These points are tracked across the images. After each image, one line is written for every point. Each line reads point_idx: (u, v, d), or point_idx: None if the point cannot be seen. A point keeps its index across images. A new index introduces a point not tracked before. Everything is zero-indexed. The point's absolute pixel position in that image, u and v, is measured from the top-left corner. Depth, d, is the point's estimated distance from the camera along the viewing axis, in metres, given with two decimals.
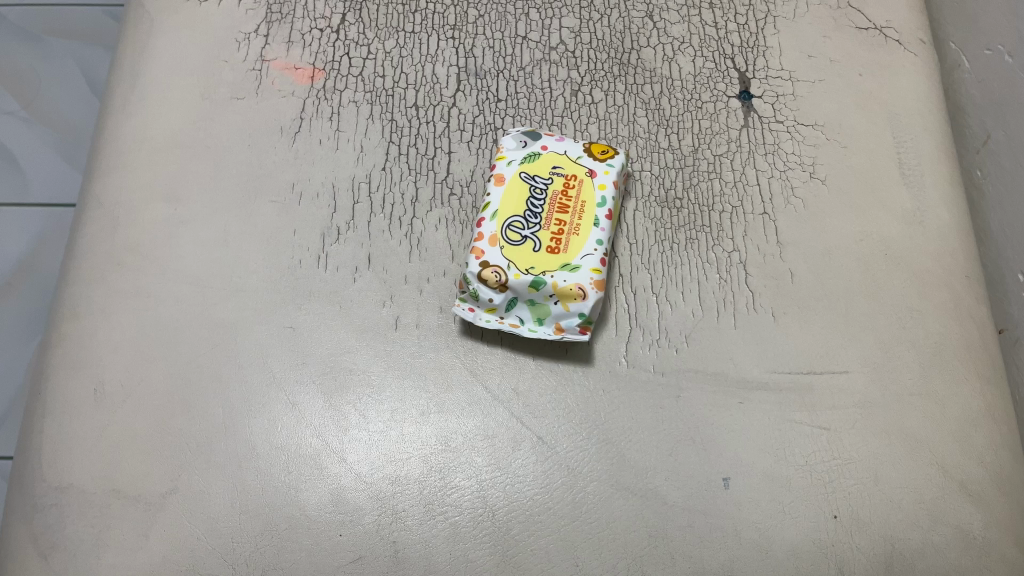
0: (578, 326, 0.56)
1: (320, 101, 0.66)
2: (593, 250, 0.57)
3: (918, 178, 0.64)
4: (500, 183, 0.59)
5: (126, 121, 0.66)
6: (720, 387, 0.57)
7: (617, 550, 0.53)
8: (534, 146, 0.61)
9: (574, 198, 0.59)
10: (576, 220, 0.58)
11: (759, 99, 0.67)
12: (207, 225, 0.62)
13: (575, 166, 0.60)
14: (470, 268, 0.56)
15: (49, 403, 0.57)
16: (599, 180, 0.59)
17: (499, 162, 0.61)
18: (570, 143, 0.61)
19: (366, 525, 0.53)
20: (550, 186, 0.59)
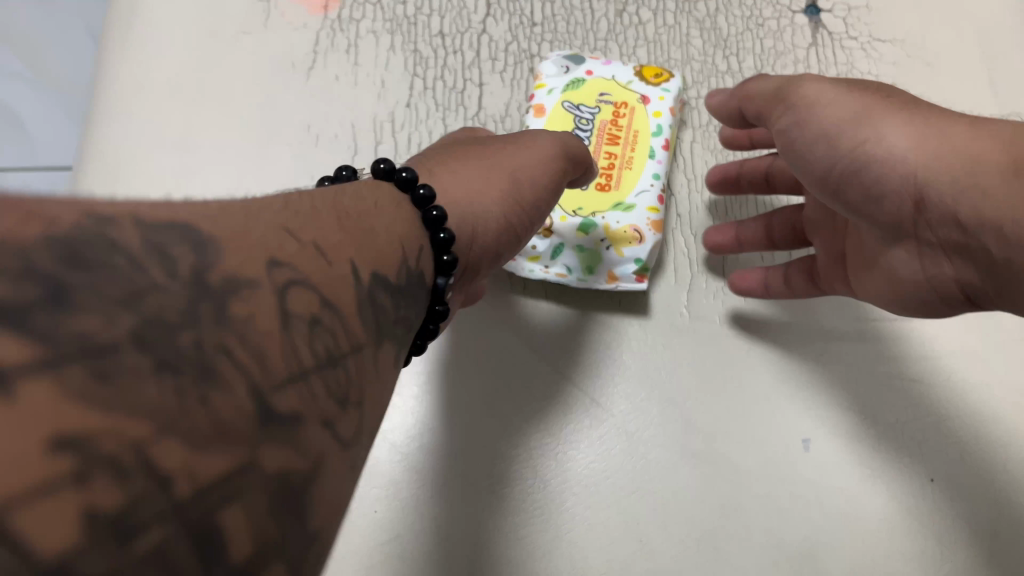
0: (634, 274, 0.49)
1: (335, 32, 0.59)
2: (648, 187, 0.51)
3: (1014, 97, 0.57)
4: (541, 115, 0.53)
5: (122, 58, 0.59)
6: (793, 341, 0.51)
7: (686, 523, 0.47)
8: (576, 72, 0.54)
9: (624, 129, 0.52)
10: (626, 154, 0.51)
11: (829, 13, 0.60)
12: (218, 174, 0.56)
13: (624, 94, 0.53)
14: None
15: None
16: (653, 107, 0.52)
17: (537, 91, 0.54)
18: (617, 67, 0.54)
19: (403, 500, 0.47)
20: (597, 116, 0.52)
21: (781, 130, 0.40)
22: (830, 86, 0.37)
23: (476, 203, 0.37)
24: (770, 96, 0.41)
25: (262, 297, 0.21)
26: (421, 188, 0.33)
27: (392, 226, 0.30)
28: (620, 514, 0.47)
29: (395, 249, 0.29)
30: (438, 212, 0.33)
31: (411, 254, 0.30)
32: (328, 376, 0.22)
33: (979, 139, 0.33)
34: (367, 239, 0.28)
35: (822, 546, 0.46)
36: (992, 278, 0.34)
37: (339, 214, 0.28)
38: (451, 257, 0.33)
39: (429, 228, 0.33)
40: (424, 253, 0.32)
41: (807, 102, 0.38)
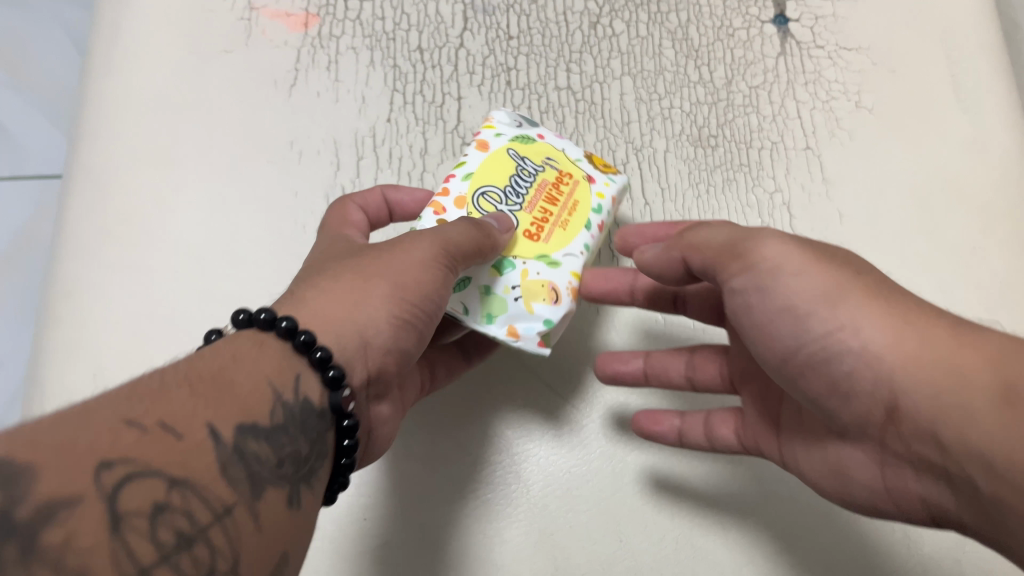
0: (538, 336, 0.42)
1: (316, 49, 0.61)
2: (575, 256, 0.44)
3: (976, 102, 0.59)
4: (482, 149, 0.46)
5: (108, 77, 0.60)
6: (765, 497, 0.49)
7: (664, 522, 0.49)
8: (529, 129, 0.48)
9: (568, 193, 0.46)
10: (562, 216, 0.45)
11: (797, 23, 0.61)
12: (204, 191, 0.58)
13: (574, 165, 0.47)
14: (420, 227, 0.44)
15: (44, 388, 0.52)
16: (596, 188, 0.47)
17: (488, 129, 0.47)
18: (571, 141, 0.49)
19: (390, 507, 0.48)
20: (541, 174, 0.46)
21: (733, 290, 0.39)
22: (790, 254, 0.37)
23: (359, 318, 0.37)
24: (722, 249, 0.39)
25: (85, 511, 0.24)
26: (284, 319, 0.34)
27: (263, 366, 0.33)
28: (607, 524, 0.48)
29: (265, 394, 0.32)
30: (305, 336, 0.34)
31: (283, 390, 0.33)
32: (184, 558, 0.26)
33: (884, 318, 0.34)
34: (235, 392, 0.31)
35: (794, 541, 0.48)
36: (971, 507, 0.33)
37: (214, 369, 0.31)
38: (337, 371, 0.35)
39: (307, 358, 0.34)
40: (304, 381, 0.34)
41: (772, 267, 0.37)
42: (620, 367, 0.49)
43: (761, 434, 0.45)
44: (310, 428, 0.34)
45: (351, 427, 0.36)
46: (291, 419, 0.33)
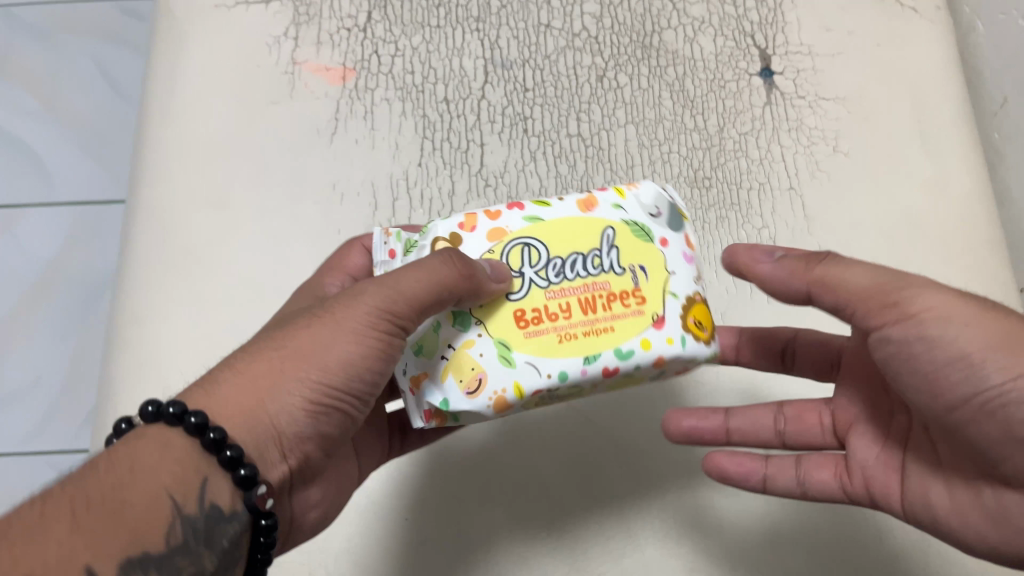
0: (427, 407, 0.42)
1: (353, 100, 0.68)
2: (533, 369, 0.41)
3: (941, 147, 0.66)
4: (585, 208, 0.44)
5: (168, 127, 0.68)
6: (837, 527, 0.55)
7: (666, 519, 0.56)
8: (657, 224, 0.44)
9: (606, 311, 0.42)
10: (572, 331, 0.41)
11: (781, 75, 0.69)
12: (256, 228, 0.65)
13: (658, 295, 0.42)
14: (438, 226, 0.44)
15: (119, 405, 0.59)
16: (665, 331, 0.42)
17: (618, 194, 0.45)
18: (687, 270, 0.44)
19: (431, 510, 0.57)
20: (603, 274, 0.43)
21: (882, 337, 0.41)
22: (944, 300, 0.39)
23: (272, 404, 0.40)
24: (863, 296, 0.40)
25: None
26: (194, 415, 0.38)
27: (162, 481, 0.37)
28: (619, 539, 0.56)
29: (165, 511, 0.37)
30: (215, 434, 0.38)
31: (185, 501, 0.37)
32: None
33: (983, 319, 0.39)
34: (126, 520, 0.35)
35: (783, 535, 0.55)
36: None
37: (112, 494, 0.36)
38: (247, 468, 0.39)
39: (219, 458, 0.39)
40: (211, 483, 0.39)
41: (937, 313, 0.39)
42: (691, 423, 0.51)
43: (871, 471, 0.47)
44: (217, 535, 0.38)
45: (269, 525, 0.40)
46: (192, 532, 0.37)
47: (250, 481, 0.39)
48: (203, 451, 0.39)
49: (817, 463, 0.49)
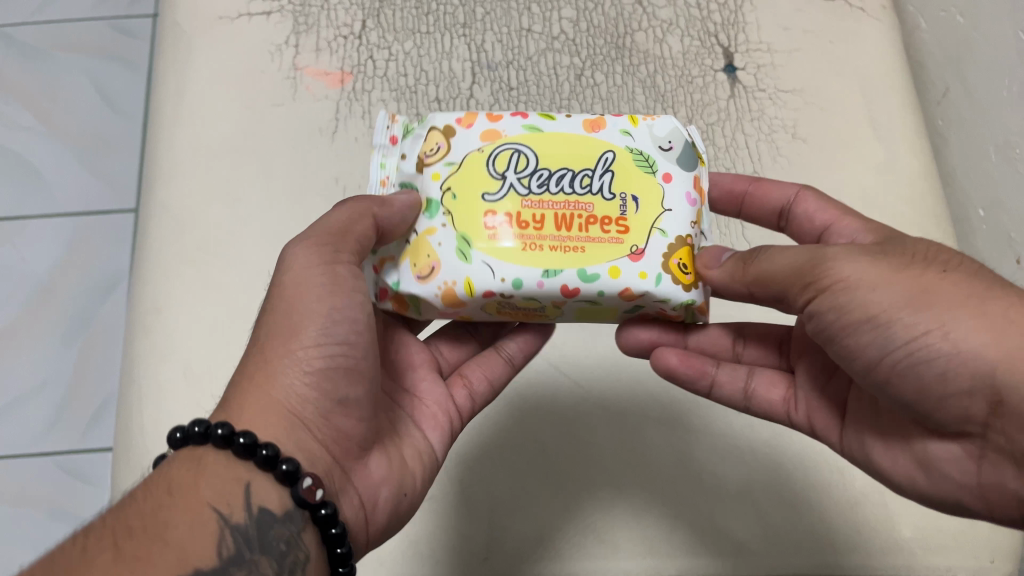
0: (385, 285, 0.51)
1: (352, 102, 0.74)
2: (489, 271, 0.48)
3: (889, 132, 0.73)
4: (590, 128, 0.51)
5: (178, 131, 0.73)
6: (798, 469, 0.64)
7: (654, 473, 0.64)
8: (665, 158, 0.51)
9: (580, 232, 0.48)
10: (539, 242, 0.48)
11: (743, 71, 0.76)
12: (266, 220, 0.70)
13: (642, 231, 0.49)
14: (438, 117, 0.52)
15: (144, 386, 0.64)
16: (640, 266, 0.48)
17: (632, 122, 0.52)
18: (686, 210, 0.50)
19: (446, 476, 0.64)
20: (584, 193, 0.49)
21: (809, 312, 0.47)
22: (865, 273, 0.45)
23: (273, 383, 0.46)
24: (790, 279, 0.48)
25: None
26: (220, 428, 0.43)
27: (205, 498, 0.42)
28: (610, 492, 0.63)
29: (211, 524, 0.41)
30: (244, 439, 0.43)
31: (232, 511, 0.42)
32: None
33: (898, 279, 0.45)
34: (170, 542, 0.39)
35: (757, 484, 0.63)
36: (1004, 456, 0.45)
37: (157, 521, 0.40)
38: (286, 464, 0.43)
39: (256, 459, 0.43)
40: (255, 488, 0.43)
41: (848, 285, 0.45)
42: (650, 336, 0.56)
43: (813, 408, 0.57)
44: (272, 539, 0.43)
45: (329, 514, 0.44)
46: (243, 541, 0.41)
47: (292, 475, 0.43)
48: (238, 458, 0.43)
49: (766, 381, 0.58)
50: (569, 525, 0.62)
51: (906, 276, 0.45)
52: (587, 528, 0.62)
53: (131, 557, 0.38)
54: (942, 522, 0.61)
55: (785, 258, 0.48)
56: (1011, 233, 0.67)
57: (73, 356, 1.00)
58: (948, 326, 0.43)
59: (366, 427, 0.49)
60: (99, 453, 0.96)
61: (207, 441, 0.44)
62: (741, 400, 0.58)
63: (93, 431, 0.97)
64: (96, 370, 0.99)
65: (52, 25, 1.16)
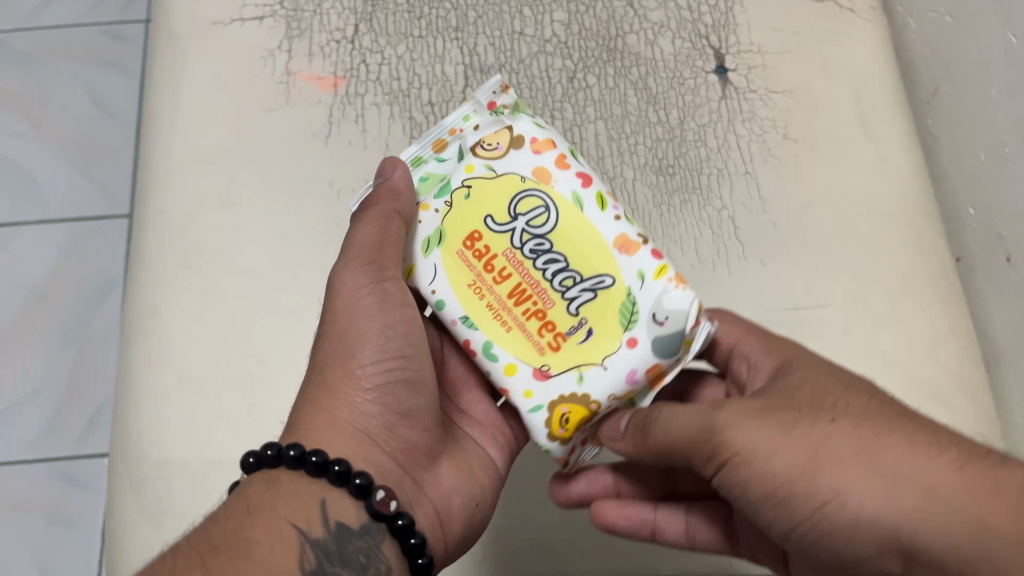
0: None
1: (345, 106, 0.74)
2: (432, 276, 0.52)
3: (879, 132, 0.73)
4: (619, 249, 0.50)
5: (173, 136, 0.73)
6: None
7: None
8: (652, 330, 0.49)
9: (519, 312, 0.50)
10: (484, 291, 0.51)
11: (734, 72, 0.76)
12: (260, 224, 0.70)
13: (563, 363, 0.50)
14: (528, 127, 0.52)
15: (141, 390, 0.64)
16: (533, 384, 0.50)
17: (658, 272, 0.49)
18: (620, 376, 0.50)
19: None
20: (554, 293, 0.50)
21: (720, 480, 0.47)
22: (761, 442, 0.45)
23: (337, 404, 0.49)
24: (692, 449, 0.48)
25: None
26: (291, 449, 0.45)
27: (283, 515, 0.43)
28: None
29: (290, 539, 0.43)
30: (317, 458, 0.45)
31: (310, 526, 0.44)
32: None
33: (789, 442, 0.44)
34: (255, 558, 0.41)
35: None
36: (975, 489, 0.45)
37: (238, 537, 0.42)
38: (361, 478, 0.46)
39: (329, 476, 0.46)
40: (330, 504, 0.45)
41: (743, 459, 0.45)
42: (581, 491, 0.58)
43: (756, 547, 0.56)
44: (351, 552, 0.44)
45: (405, 524, 0.46)
46: (324, 554, 0.43)
47: (366, 489, 0.46)
48: (311, 477, 0.46)
49: (704, 524, 0.58)
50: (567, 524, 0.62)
51: (795, 438, 0.44)
52: (585, 528, 0.62)
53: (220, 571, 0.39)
54: None
55: (683, 426, 0.48)
56: (1001, 231, 0.67)
57: (69, 362, 1.00)
58: (844, 492, 0.43)
59: (427, 437, 0.53)
60: (95, 459, 0.96)
61: (279, 464, 0.46)
62: (684, 543, 0.58)
63: (89, 437, 0.97)
64: (93, 375, 1.00)
65: (44, 31, 1.16)
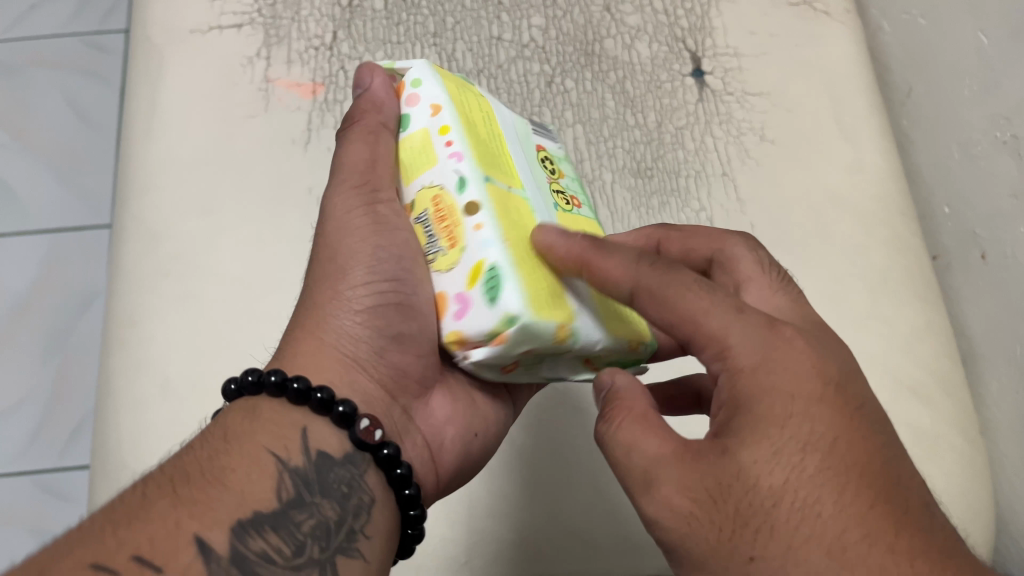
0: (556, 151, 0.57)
1: (324, 112, 0.75)
2: None
3: (855, 133, 0.74)
4: None
5: (151, 144, 0.73)
6: None
7: None
8: None
9: None
10: None
11: (710, 75, 0.77)
12: (240, 231, 0.70)
13: None
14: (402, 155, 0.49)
15: (122, 399, 0.64)
16: None
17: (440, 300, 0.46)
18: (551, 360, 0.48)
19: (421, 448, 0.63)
20: None
21: None
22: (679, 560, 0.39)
23: (325, 327, 0.48)
24: None
25: None
26: (273, 374, 0.44)
27: (261, 442, 0.42)
28: (587, 491, 0.63)
29: (269, 467, 0.41)
30: (298, 384, 0.44)
31: (291, 455, 0.42)
32: None
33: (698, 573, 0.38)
34: (231, 485, 0.39)
35: None
36: None
37: (213, 466, 0.40)
38: (345, 407, 0.45)
39: (311, 404, 0.44)
40: (312, 433, 0.44)
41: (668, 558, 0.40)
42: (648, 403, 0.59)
43: None
44: (332, 482, 0.43)
45: (391, 454, 0.46)
46: (303, 484, 0.42)
47: (349, 417, 0.45)
48: (292, 403, 0.44)
49: None
50: (547, 523, 0.62)
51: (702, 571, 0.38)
52: (564, 527, 0.62)
53: (191, 502, 0.37)
54: None
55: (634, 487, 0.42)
56: (976, 229, 0.68)
57: (50, 374, 0.99)
58: None
59: (424, 363, 0.50)
60: (78, 471, 0.95)
61: (260, 390, 0.45)
62: None
63: (72, 449, 0.96)
64: (76, 386, 0.99)
65: (23, 42, 1.16)
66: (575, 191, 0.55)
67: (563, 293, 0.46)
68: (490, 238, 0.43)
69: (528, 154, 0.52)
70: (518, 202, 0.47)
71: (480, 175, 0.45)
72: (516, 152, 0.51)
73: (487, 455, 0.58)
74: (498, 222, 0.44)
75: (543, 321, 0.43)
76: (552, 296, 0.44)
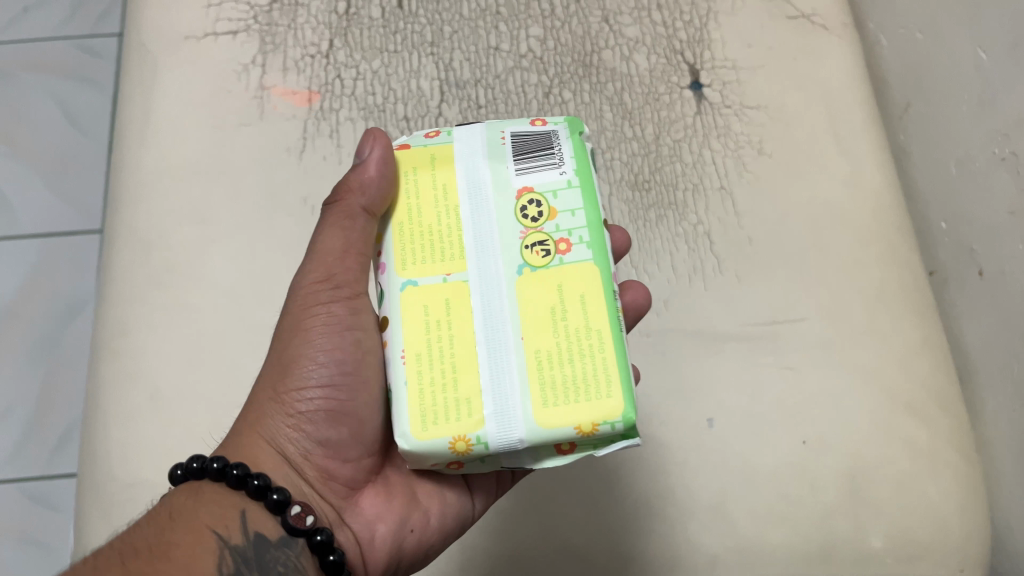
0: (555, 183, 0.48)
1: (320, 121, 0.74)
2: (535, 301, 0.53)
3: (853, 147, 0.74)
4: None
5: (144, 151, 0.72)
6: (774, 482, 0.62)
7: (626, 487, 0.63)
8: None
9: None
10: None
11: (709, 88, 0.77)
12: (234, 240, 0.69)
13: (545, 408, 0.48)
14: None
15: (110, 410, 0.63)
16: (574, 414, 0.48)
17: None
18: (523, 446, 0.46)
19: None
20: None
21: None
22: None
23: (265, 423, 0.51)
24: None
25: None
26: (215, 461, 0.48)
27: (205, 522, 0.46)
28: (582, 508, 0.62)
29: (210, 544, 0.45)
30: (238, 470, 0.48)
31: (230, 533, 0.46)
32: None
33: None
34: (175, 560, 0.44)
35: (731, 500, 0.62)
36: None
37: (161, 542, 0.45)
38: (279, 494, 0.48)
39: (248, 489, 0.48)
40: (250, 515, 0.48)
41: None
42: None
43: None
44: (269, 561, 0.47)
45: (324, 540, 0.48)
46: (242, 560, 0.46)
47: (283, 504, 0.48)
48: (231, 488, 0.48)
49: None
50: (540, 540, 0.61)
51: None
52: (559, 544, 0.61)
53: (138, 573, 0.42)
54: (914, 533, 0.61)
55: None
56: (973, 245, 0.68)
57: (38, 381, 0.98)
58: None
59: (351, 467, 0.53)
60: (66, 479, 0.94)
61: (204, 475, 0.49)
62: None
63: (60, 457, 0.95)
64: (64, 393, 0.98)
65: (14, 45, 1.15)
66: (565, 231, 0.47)
67: (475, 396, 0.44)
68: (393, 355, 0.46)
69: (493, 211, 0.48)
70: (447, 294, 0.47)
71: (395, 284, 0.47)
72: (471, 221, 0.48)
73: (437, 550, 0.56)
74: (403, 335, 0.46)
75: (428, 441, 0.44)
76: (454, 406, 0.44)
